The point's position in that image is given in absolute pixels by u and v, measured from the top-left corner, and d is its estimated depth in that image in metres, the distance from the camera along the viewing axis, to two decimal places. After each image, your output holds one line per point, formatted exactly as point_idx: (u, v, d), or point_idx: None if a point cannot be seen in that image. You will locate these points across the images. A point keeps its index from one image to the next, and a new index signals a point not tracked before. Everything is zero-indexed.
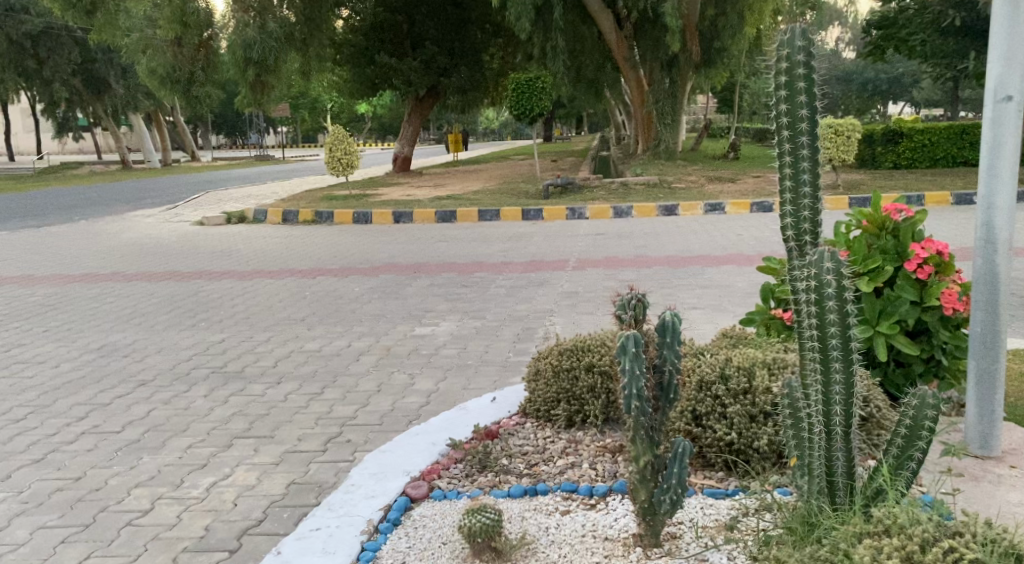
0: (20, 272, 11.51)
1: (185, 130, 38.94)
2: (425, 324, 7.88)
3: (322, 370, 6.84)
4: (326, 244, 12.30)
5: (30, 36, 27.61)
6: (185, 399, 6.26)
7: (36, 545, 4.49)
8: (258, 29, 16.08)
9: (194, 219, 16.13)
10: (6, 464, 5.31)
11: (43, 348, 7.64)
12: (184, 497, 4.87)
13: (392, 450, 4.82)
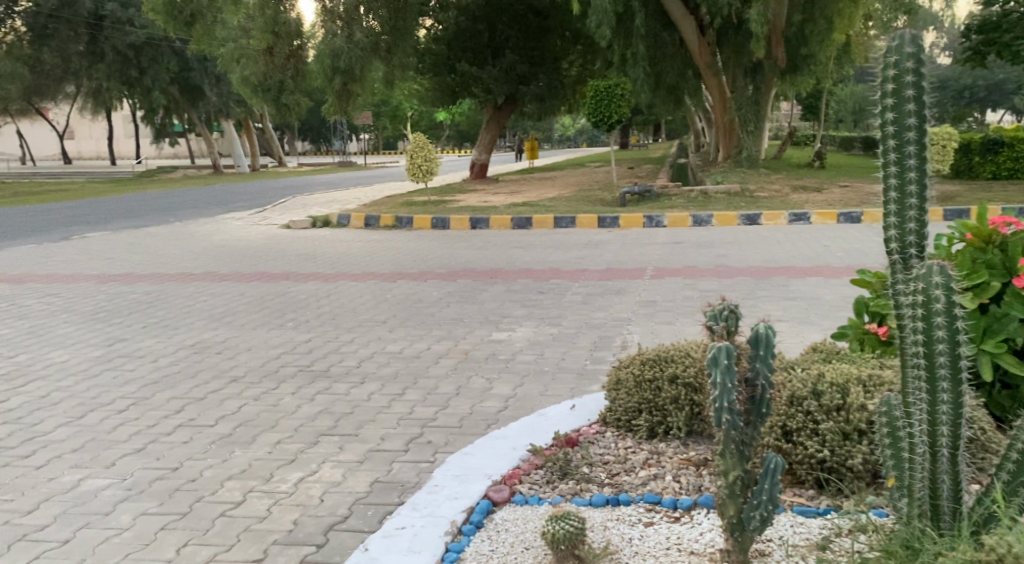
0: (117, 270, 11.85)
1: (273, 137, 39.81)
2: (502, 330, 7.88)
3: (404, 371, 6.90)
4: (405, 248, 12.42)
5: (134, 47, 29.26)
6: (275, 396, 6.37)
7: (138, 530, 4.57)
8: (345, 39, 16.39)
9: (279, 222, 16.42)
10: (110, 452, 5.44)
11: (142, 343, 7.83)
12: (273, 491, 4.93)
13: (474, 454, 4.85)
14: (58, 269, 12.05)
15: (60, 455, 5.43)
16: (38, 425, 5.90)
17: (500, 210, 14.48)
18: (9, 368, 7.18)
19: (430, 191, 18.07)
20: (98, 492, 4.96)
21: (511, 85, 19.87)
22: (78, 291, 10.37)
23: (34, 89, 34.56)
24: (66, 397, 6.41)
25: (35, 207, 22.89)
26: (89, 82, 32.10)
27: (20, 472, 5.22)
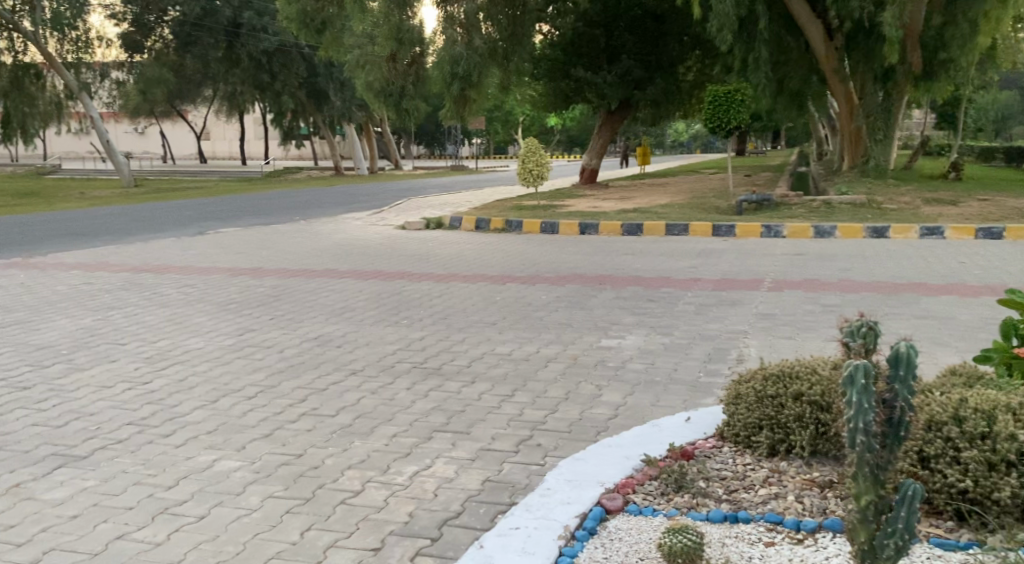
0: (246, 265, 12.63)
1: (391, 140, 40.80)
2: (611, 336, 7.86)
3: (513, 373, 7.20)
4: (518, 248, 12.62)
5: (267, 53, 31.55)
6: (392, 390, 6.85)
7: (266, 512, 5.01)
8: (465, 45, 16.51)
9: (395, 223, 16.65)
10: (241, 436, 5.94)
11: (268, 335, 8.41)
12: (389, 483, 5.34)
13: (588, 460, 4.97)
14: (193, 263, 12.94)
15: (198, 436, 5.95)
16: (177, 407, 6.45)
17: (610, 216, 14.40)
18: (150, 353, 7.80)
19: (542, 194, 18.19)
20: (231, 473, 5.43)
21: (626, 89, 19.66)
22: (210, 283, 11.12)
23: (176, 92, 36.61)
24: (203, 381, 7.02)
25: (173, 203, 24.10)
26: (225, 85, 33.81)
27: (162, 449, 5.74)
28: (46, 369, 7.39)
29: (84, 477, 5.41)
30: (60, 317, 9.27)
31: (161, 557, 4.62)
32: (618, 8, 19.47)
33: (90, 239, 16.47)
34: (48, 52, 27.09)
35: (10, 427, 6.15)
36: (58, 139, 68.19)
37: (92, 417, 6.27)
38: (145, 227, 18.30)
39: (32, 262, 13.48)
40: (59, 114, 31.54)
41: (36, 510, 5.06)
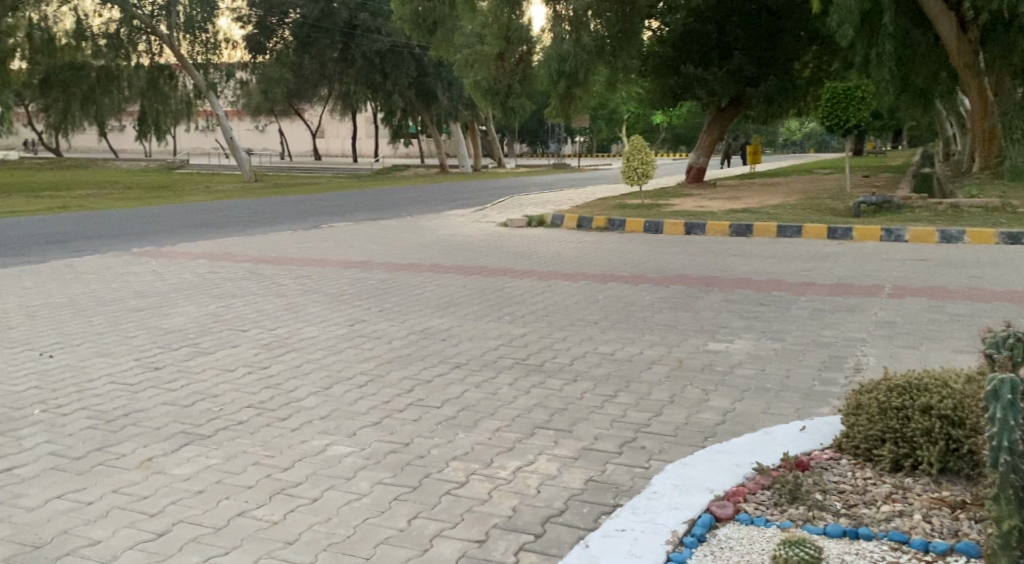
0: (356, 258, 13.01)
1: (495, 139, 41.05)
2: (720, 340, 7.71)
3: (616, 373, 7.19)
4: (620, 248, 12.44)
5: (380, 53, 31.84)
6: (494, 385, 7.04)
7: (376, 497, 5.21)
8: (573, 43, 16.55)
9: (498, 220, 16.68)
10: (352, 423, 6.27)
11: (378, 326, 8.90)
12: (493, 476, 5.48)
13: (697, 466, 4.87)
14: (307, 255, 13.38)
15: (312, 421, 6.32)
16: (294, 392, 6.88)
17: (718, 216, 14.15)
18: (269, 341, 8.35)
19: (645, 193, 17.91)
20: (343, 457, 5.72)
21: (738, 86, 19.31)
22: (323, 276, 11.59)
23: (293, 91, 37.65)
24: (317, 368, 7.49)
25: (289, 198, 24.76)
26: (339, 85, 34.58)
27: (279, 432, 6.10)
28: (174, 351, 7.98)
29: (208, 455, 5.75)
30: (187, 305, 9.93)
31: (277, 536, 4.81)
32: (732, 3, 19.05)
33: (213, 230, 17.17)
34: (181, 53, 28.54)
35: (142, 405, 6.61)
36: (185, 136, 71.09)
37: (216, 399, 6.72)
38: (264, 220, 18.90)
39: (158, 250, 14.19)
40: (189, 112, 32.96)
41: (164, 484, 5.37)
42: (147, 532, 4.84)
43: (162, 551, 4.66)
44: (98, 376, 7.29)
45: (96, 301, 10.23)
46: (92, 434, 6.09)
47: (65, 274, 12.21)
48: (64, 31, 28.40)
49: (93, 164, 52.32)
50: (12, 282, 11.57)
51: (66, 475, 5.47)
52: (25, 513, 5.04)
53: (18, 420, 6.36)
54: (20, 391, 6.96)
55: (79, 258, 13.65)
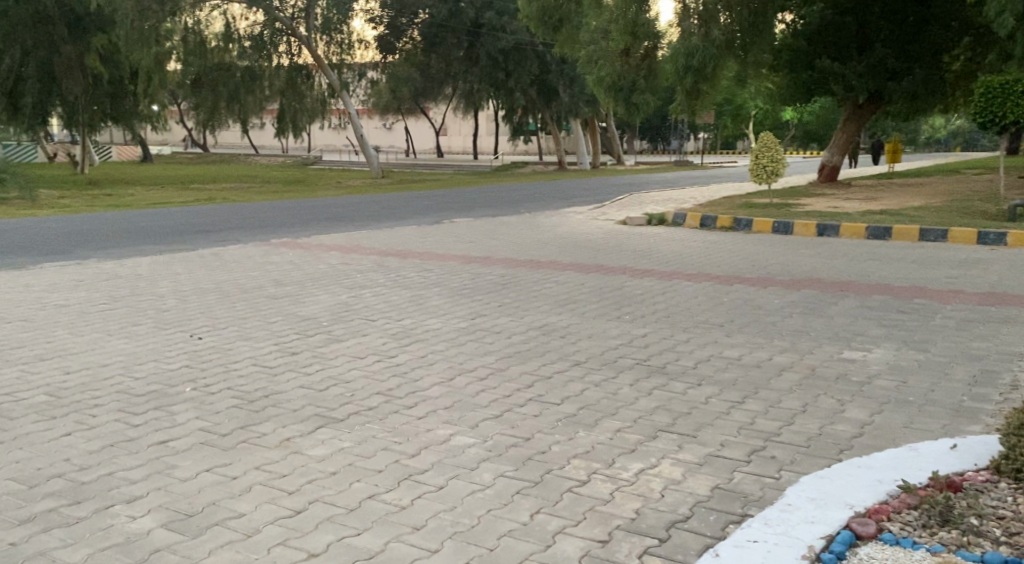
0: (479, 253, 13.01)
1: (615, 135, 40.70)
2: (855, 348, 7.38)
3: (743, 379, 6.92)
4: (746, 249, 12.07)
5: (504, 52, 31.84)
6: (615, 385, 6.88)
7: (498, 490, 5.35)
8: (701, 37, 16.06)
9: (615, 219, 16.35)
10: (475, 414, 6.38)
11: (498, 320, 8.85)
12: (616, 477, 5.47)
13: (838, 479, 4.93)
14: (431, 248, 13.43)
15: (436, 411, 6.46)
16: (419, 381, 7.03)
17: (852, 217, 13.65)
18: (396, 330, 8.47)
19: (770, 193, 17.28)
20: (466, 448, 5.86)
21: (879, 81, 18.49)
22: (445, 269, 11.61)
23: (418, 92, 38.07)
24: (441, 360, 7.56)
25: (417, 194, 25.03)
26: (464, 84, 34.75)
27: (406, 419, 6.32)
28: (309, 338, 8.27)
29: (341, 438, 6.05)
30: (321, 293, 10.19)
31: (406, 521, 5.06)
32: None
33: (342, 223, 17.45)
34: (317, 53, 29.95)
35: (281, 387, 6.97)
36: (319, 133, 72.93)
37: (348, 384, 6.99)
38: (392, 215, 19.15)
39: (292, 241, 14.49)
40: (323, 111, 33.30)
41: (302, 463, 5.72)
42: (287, 509, 5.19)
43: (300, 528, 5.01)
44: (241, 358, 7.69)
45: (238, 287, 10.60)
46: (236, 412, 6.49)
47: (207, 261, 12.57)
48: (213, 34, 29.69)
49: (229, 158, 54.26)
50: (161, 268, 12.00)
51: (214, 450, 5.88)
52: (179, 483, 5.48)
53: (171, 396, 6.80)
54: (171, 369, 7.43)
55: (217, 247, 13.98)
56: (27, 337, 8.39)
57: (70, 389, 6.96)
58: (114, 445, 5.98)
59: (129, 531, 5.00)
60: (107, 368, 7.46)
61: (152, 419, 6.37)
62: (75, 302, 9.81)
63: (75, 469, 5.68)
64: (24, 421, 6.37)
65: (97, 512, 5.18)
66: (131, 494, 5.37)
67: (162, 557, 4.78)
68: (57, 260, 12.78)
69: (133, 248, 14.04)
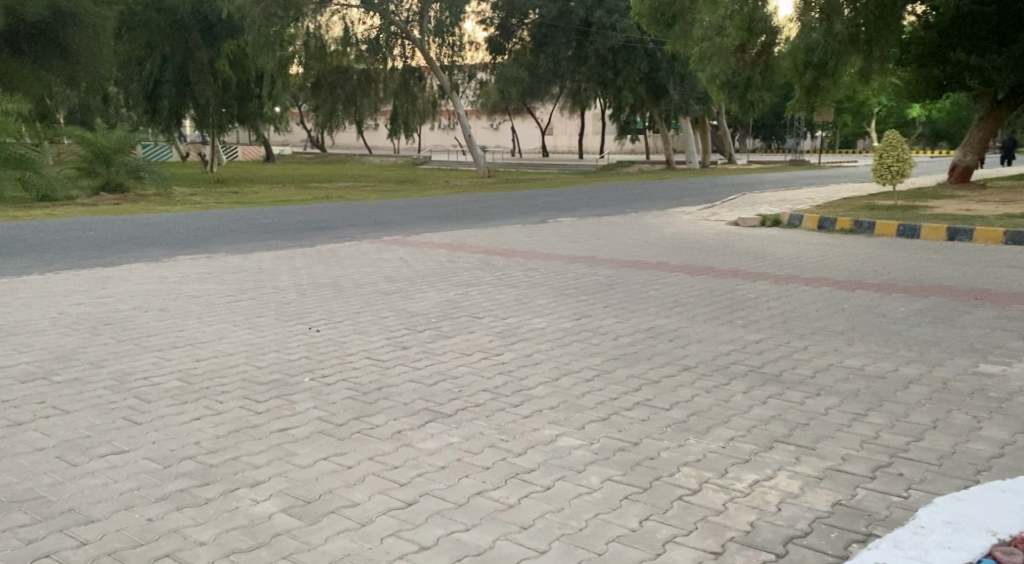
0: (588, 252, 12.79)
1: (727, 133, 39.96)
2: (991, 362, 6.94)
3: (865, 390, 6.55)
4: (867, 253, 11.57)
5: (614, 49, 31.40)
6: (728, 392, 6.59)
7: (607, 494, 5.12)
8: (824, 31, 15.56)
9: (727, 219, 15.99)
10: (580, 416, 6.16)
11: (603, 321, 8.61)
12: (729, 487, 5.19)
13: (974, 503, 4.87)
14: (541, 247, 13.26)
15: (542, 410, 6.27)
16: (524, 380, 6.85)
17: (985, 220, 12.97)
18: (502, 329, 8.31)
19: (896, 193, 16.81)
20: (572, 450, 5.65)
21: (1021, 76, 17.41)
22: (550, 269, 11.41)
23: (526, 91, 37.98)
24: (546, 359, 7.37)
25: (525, 193, 24.93)
26: (572, 83, 34.48)
27: (512, 418, 6.14)
28: (418, 333, 8.17)
29: (449, 433, 5.91)
30: (428, 290, 10.10)
31: (514, 519, 4.88)
32: None
33: (453, 221, 17.47)
34: (429, 56, 30.04)
35: (393, 380, 6.89)
36: (427, 132, 73.49)
37: (456, 380, 6.86)
38: (502, 213, 19.13)
39: (404, 238, 14.51)
40: (435, 113, 33.42)
41: (412, 456, 5.60)
42: (398, 500, 5.07)
43: (411, 520, 4.88)
44: (355, 351, 7.63)
45: (352, 283, 10.58)
46: (351, 403, 6.43)
47: (324, 257, 12.62)
48: (333, 38, 29.78)
49: (344, 157, 55.27)
50: (282, 263, 12.08)
51: (331, 439, 5.81)
52: (298, 470, 5.42)
53: (291, 386, 6.78)
54: (291, 360, 7.42)
55: (332, 244, 14.04)
56: (161, 325, 8.48)
57: (199, 376, 7.00)
58: (239, 431, 5.97)
59: (252, 514, 4.95)
60: (233, 357, 7.48)
61: (274, 407, 6.36)
62: (204, 294, 9.91)
63: (204, 452, 5.67)
64: (160, 404, 6.41)
65: (223, 495, 5.15)
66: (255, 478, 5.33)
67: (282, 541, 4.70)
68: (186, 254, 13.01)
69: (256, 244, 14.17)
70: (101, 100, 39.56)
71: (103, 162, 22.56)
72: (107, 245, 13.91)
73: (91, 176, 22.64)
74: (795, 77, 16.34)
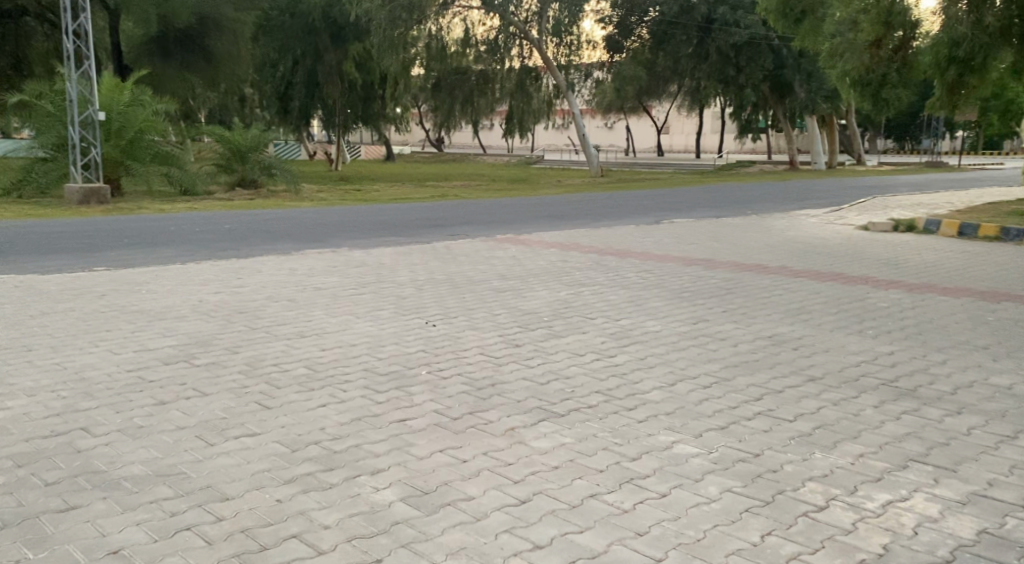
0: (708, 255, 12.34)
1: (857, 133, 38.60)
2: None
3: (1013, 411, 6.02)
4: (1011, 264, 10.84)
5: (737, 47, 30.53)
6: (857, 406, 6.14)
7: (725, 505, 4.76)
8: (971, 25, 14.74)
9: (855, 223, 15.31)
10: (699, 423, 5.80)
11: (722, 326, 8.20)
12: (859, 506, 4.77)
13: None
14: (659, 249, 12.86)
15: (657, 415, 5.93)
16: (639, 384, 6.52)
17: None
18: (615, 330, 7.99)
19: None
20: (690, 457, 5.30)
21: None
22: (669, 271, 11.02)
23: (646, 87, 37.50)
24: (662, 363, 7.01)
25: (643, 193, 24.45)
26: (692, 80, 33.81)
27: (626, 421, 5.82)
28: (530, 332, 7.91)
29: (563, 433, 5.62)
30: (540, 289, 9.83)
31: (629, 525, 4.57)
32: None
33: (570, 221, 17.19)
34: (546, 55, 29.78)
35: (505, 377, 6.64)
36: (543, 131, 73.37)
37: (569, 380, 6.57)
38: (622, 212, 18.76)
39: (517, 237, 14.26)
40: (550, 111, 32.96)
41: (525, 454, 5.33)
42: (513, 497, 4.82)
43: (524, 518, 4.61)
44: (469, 347, 7.41)
45: (466, 279, 10.39)
46: (466, 398, 6.21)
47: (442, 253, 12.50)
48: (453, 40, 29.68)
49: (463, 156, 55.47)
50: (401, 258, 11.99)
51: (445, 432, 5.60)
52: (417, 460, 5.22)
53: (410, 378, 6.60)
54: (409, 352, 7.25)
55: (449, 240, 13.92)
56: (290, 315, 8.43)
57: (325, 364, 6.89)
58: (361, 419, 5.81)
59: (372, 501, 4.77)
60: (355, 348, 7.35)
61: (393, 398, 6.19)
62: (329, 286, 9.87)
63: (329, 438, 5.52)
64: (288, 390, 6.31)
65: (346, 480, 4.99)
66: (375, 466, 5.16)
67: (401, 530, 4.50)
68: (315, 248, 13.03)
69: (379, 239, 14.16)
70: (237, 100, 40.60)
71: (240, 159, 23.05)
72: (241, 237, 14.07)
73: (229, 172, 23.25)
74: (935, 74, 15.70)
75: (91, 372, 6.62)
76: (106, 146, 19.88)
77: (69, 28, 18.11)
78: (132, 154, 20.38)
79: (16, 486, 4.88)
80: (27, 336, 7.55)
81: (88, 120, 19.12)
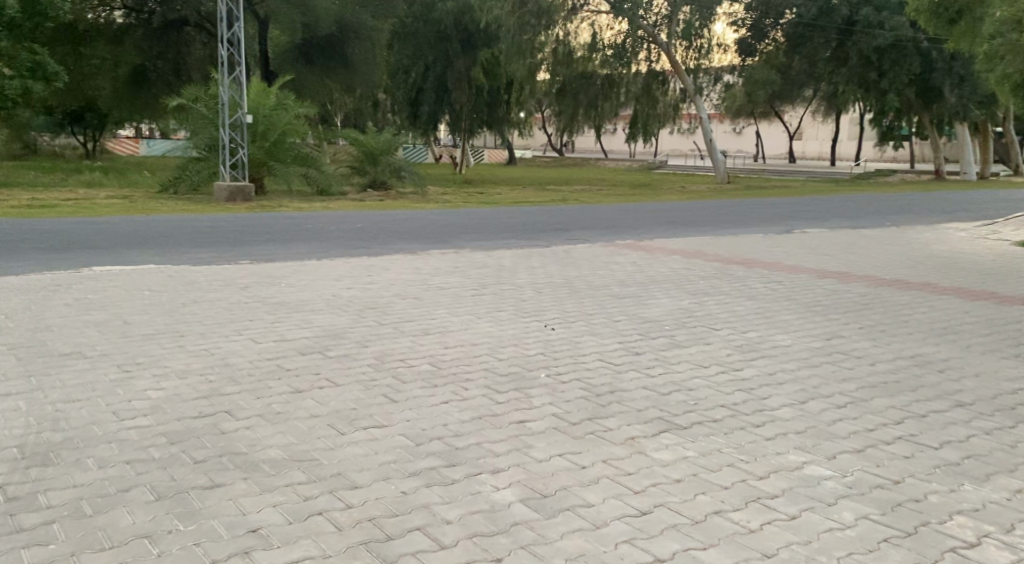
0: (846, 268, 11.80)
1: (1014, 141, 36.76)
2: None
3: None
4: None
5: (880, 49, 29.46)
6: (1012, 437, 5.65)
7: (862, 532, 4.40)
8: None
9: (1009, 239, 14.50)
10: (834, 444, 5.43)
11: (858, 343, 7.75)
12: (1014, 545, 4.33)
13: None
14: (791, 260, 12.38)
15: (787, 433, 5.58)
16: (767, 400, 6.17)
17: None
18: (742, 342, 7.63)
19: None
20: (823, 480, 4.94)
21: None
22: (799, 283, 10.57)
23: (779, 92, 36.59)
24: (793, 380, 6.63)
25: (775, 201, 23.79)
26: (830, 86, 32.79)
27: (754, 438, 5.49)
28: (652, 340, 7.62)
29: (686, 446, 5.33)
30: (664, 296, 9.53)
31: (757, 545, 4.26)
32: None
33: (699, 228, 16.79)
34: (674, 60, 29.41)
35: (626, 385, 6.38)
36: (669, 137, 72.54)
37: (692, 392, 6.26)
38: (753, 220, 18.27)
39: (639, 243, 13.96)
40: (676, 117, 32.47)
41: (648, 464, 5.06)
42: (633, 508, 4.55)
43: (646, 529, 4.35)
44: (590, 352, 7.17)
45: (587, 285, 10.15)
46: (585, 403, 5.97)
47: (565, 258, 12.26)
48: (580, 44, 29.33)
49: (588, 162, 55.23)
50: (524, 261, 11.82)
51: (564, 437, 5.37)
52: (536, 463, 5.01)
53: (530, 381, 6.40)
54: (530, 355, 7.05)
55: (569, 245, 13.70)
56: (415, 312, 8.33)
57: (448, 361, 6.75)
58: (481, 418, 5.63)
59: (492, 500, 4.57)
60: (476, 347, 7.19)
61: (513, 399, 5.99)
62: (452, 286, 9.76)
63: (451, 434, 5.37)
64: (413, 385, 6.17)
65: (467, 478, 4.80)
66: (495, 465, 4.97)
67: (520, 531, 4.29)
68: (442, 248, 13.01)
69: (508, 243, 14.06)
70: (370, 103, 41.24)
71: (372, 161, 23.34)
72: (374, 236, 14.17)
73: (362, 174, 23.63)
74: None
75: (234, 358, 6.62)
76: (252, 147, 20.42)
77: (224, 36, 18.52)
78: (275, 155, 20.87)
79: (167, 461, 4.86)
80: (175, 321, 7.64)
81: (238, 122, 19.67)
